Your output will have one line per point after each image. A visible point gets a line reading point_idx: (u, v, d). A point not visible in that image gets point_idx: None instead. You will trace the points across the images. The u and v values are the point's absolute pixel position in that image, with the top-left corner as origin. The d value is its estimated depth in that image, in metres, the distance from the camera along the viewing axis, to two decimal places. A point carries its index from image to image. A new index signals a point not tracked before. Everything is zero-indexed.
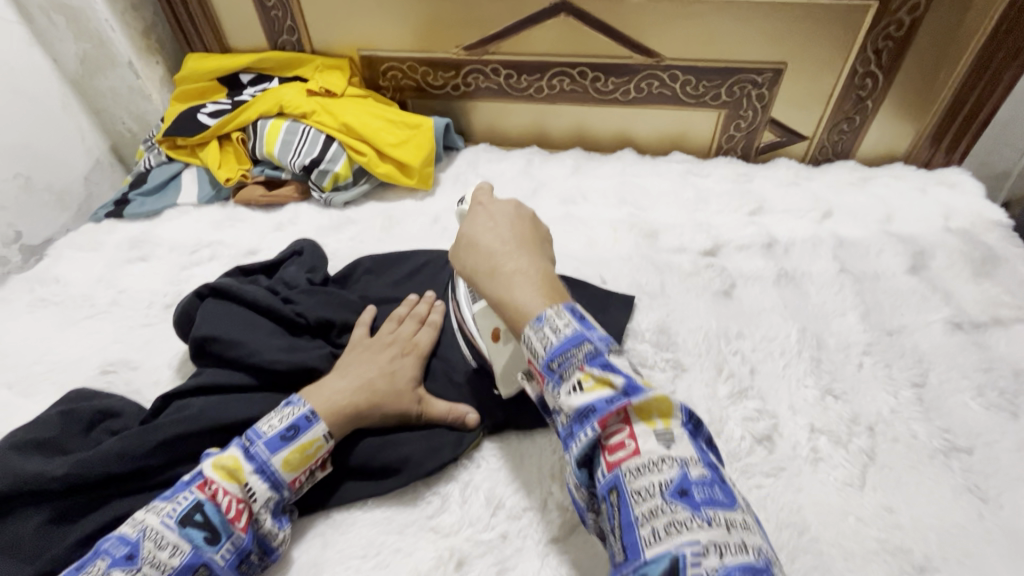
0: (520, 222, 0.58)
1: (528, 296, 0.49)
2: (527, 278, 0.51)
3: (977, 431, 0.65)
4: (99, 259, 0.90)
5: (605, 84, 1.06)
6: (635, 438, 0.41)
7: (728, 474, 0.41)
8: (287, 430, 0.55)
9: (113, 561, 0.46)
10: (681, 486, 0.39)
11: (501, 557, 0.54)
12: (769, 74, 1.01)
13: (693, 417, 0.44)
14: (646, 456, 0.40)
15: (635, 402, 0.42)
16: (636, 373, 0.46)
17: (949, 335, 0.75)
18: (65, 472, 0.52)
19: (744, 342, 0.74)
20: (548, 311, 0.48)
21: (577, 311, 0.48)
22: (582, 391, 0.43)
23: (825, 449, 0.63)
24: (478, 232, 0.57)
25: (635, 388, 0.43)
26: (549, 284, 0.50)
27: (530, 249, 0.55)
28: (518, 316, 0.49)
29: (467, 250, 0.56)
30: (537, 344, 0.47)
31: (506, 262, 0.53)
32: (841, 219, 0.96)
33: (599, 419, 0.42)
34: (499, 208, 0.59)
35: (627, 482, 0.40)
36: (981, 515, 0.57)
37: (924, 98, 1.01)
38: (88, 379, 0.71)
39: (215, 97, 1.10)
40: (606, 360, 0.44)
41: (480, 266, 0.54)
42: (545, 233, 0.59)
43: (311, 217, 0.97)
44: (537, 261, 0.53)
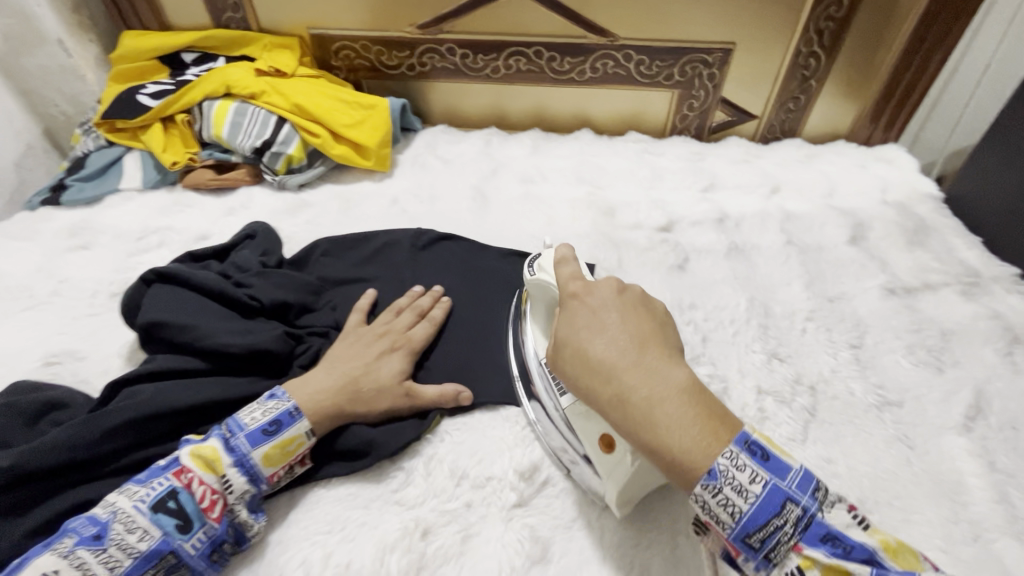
0: (632, 318, 0.50)
1: (636, 401, 0.45)
2: (675, 413, 0.43)
3: (907, 386, 0.70)
4: (36, 249, 0.85)
5: (561, 64, 1.07)
6: (760, 478, 0.40)
7: (858, 504, 0.40)
8: (269, 424, 0.55)
9: (81, 540, 0.46)
10: (814, 527, 0.39)
11: (465, 525, 0.55)
12: (719, 54, 1.03)
13: (940, 573, 0.39)
14: (771, 497, 0.40)
15: (820, 512, 0.39)
16: (868, 531, 0.40)
17: (885, 300, 0.81)
18: (8, 464, 0.51)
19: (697, 312, 0.77)
20: (719, 455, 0.41)
21: (709, 411, 0.44)
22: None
23: (771, 409, 0.66)
24: (565, 311, 0.53)
25: (810, 489, 0.39)
26: (656, 382, 0.45)
27: (656, 351, 0.47)
28: (671, 458, 0.42)
29: (577, 361, 0.49)
30: (659, 459, 0.43)
31: (630, 380, 0.46)
32: (788, 194, 1.00)
33: None
34: (604, 332, 0.49)
35: (758, 520, 0.39)
36: (909, 461, 0.62)
37: (863, 78, 1.06)
38: (28, 372, 0.67)
39: (155, 77, 1.05)
40: (826, 531, 0.39)
41: (619, 414, 0.46)
42: (662, 319, 0.52)
43: (265, 201, 0.94)
44: (666, 369, 0.46)
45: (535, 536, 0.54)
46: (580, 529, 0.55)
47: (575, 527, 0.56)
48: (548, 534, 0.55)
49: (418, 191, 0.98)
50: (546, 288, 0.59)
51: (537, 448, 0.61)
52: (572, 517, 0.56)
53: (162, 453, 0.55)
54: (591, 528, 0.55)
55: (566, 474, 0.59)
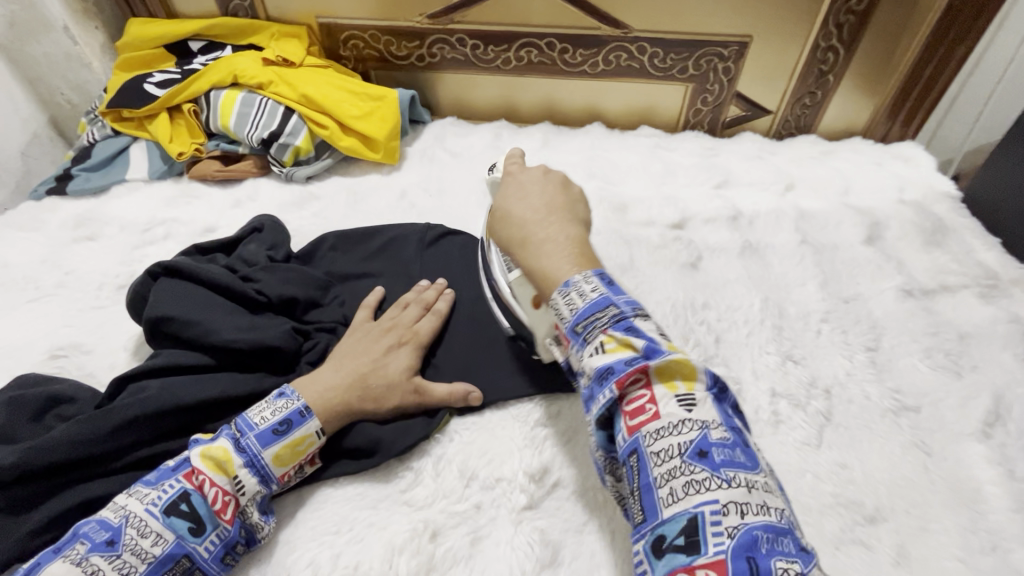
0: (554, 186, 0.63)
1: (534, 240, 0.58)
2: (557, 244, 0.57)
3: (924, 390, 0.68)
4: (41, 239, 0.84)
5: (573, 56, 1.05)
6: (617, 343, 0.47)
7: (707, 380, 0.46)
8: (280, 424, 0.54)
9: (93, 547, 0.45)
10: (653, 384, 0.45)
11: (474, 527, 0.55)
12: (735, 48, 1.01)
13: (717, 380, 0.47)
14: (621, 357, 0.46)
15: (656, 365, 0.45)
16: (663, 337, 0.48)
17: (901, 302, 0.79)
18: (14, 460, 0.50)
19: (710, 312, 0.76)
20: (575, 275, 0.53)
21: (582, 254, 0.56)
22: (604, 353, 0.47)
23: (785, 412, 0.65)
24: (500, 187, 0.65)
25: (656, 351, 0.46)
26: (554, 229, 0.58)
27: (560, 214, 0.60)
28: (545, 276, 0.55)
29: (502, 220, 0.61)
30: (538, 281, 0.56)
31: (535, 229, 0.58)
32: (803, 191, 0.98)
33: (617, 377, 0.45)
34: (529, 175, 0.64)
35: (600, 378, 0.46)
36: (926, 468, 0.61)
37: (881, 74, 1.03)
38: (34, 365, 0.67)
39: (162, 66, 1.04)
40: (629, 324, 0.48)
41: (511, 233, 0.60)
42: (578, 198, 0.64)
43: (272, 193, 0.93)
44: (565, 225, 0.59)
45: (545, 539, 0.53)
46: (590, 533, 0.54)
47: (585, 531, 0.55)
48: (558, 538, 0.54)
49: (427, 184, 0.96)
50: (495, 189, 0.68)
51: (547, 451, 0.59)
52: (581, 521, 0.55)
53: (168, 451, 0.55)
54: (600, 533, 0.54)
55: (576, 478, 0.58)
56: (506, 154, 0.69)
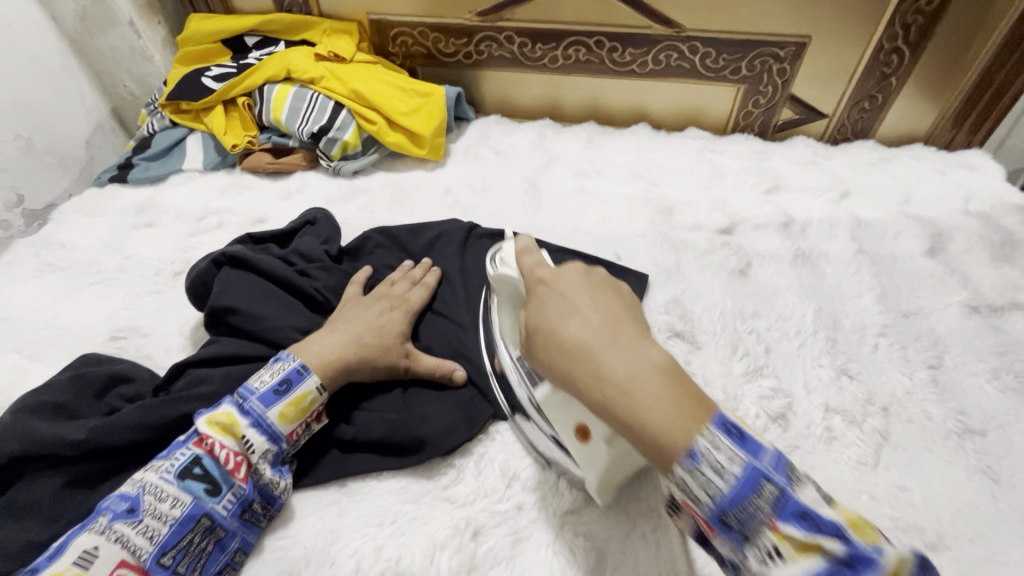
0: (600, 291, 0.48)
1: (614, 381, 0.41)
2: (648, 377, 0.40)
3: (991, 413, 0.65)
4: (104, 225, 0.88)
5: (622, 55, 1.03)
6: (713, 447, 0.37)
7: (808, 460, 0.39)
8: (279, 384, 0.55)
9: (115, 516, 0.46)
10: (759, 487, 0.36)
11: (516, 528, 0.54)
12: (793, 48, 0.98)
13: (813, 455, 0.40)
14: (722, 463, 0.37)
15: (762, 466, 0.36)
16: (755, 421, 0.39)
17: (966, 318, 0.75)
18: (83, 438, 0.52)
19: (759, 321, 0.74)
20: (697, 436, 0.37)
21: (684, 389, 0.40)
22: (782, 561, 0.34)
23: (839, 429, 0.63)
24: (533, 299, 0.49)
25: (757, 446, 0.37)
26: (635, 361, 0.41)
27: (630, 330, 0.44)
28: (647, 438, 0.38)
29: (550, 344, 0.45)
30: (641, 442, 0.39)
31: (607, 360, 0.42)
32: (859, 200, 0.94)
33: (723, 487, 0.36)
34: (567, 280, 0.48)
35: (700, 487, 0.37)
36: (994, 496, 0.58)
37: (949, 78, 0.98)
38: (97, 345, 0.70)
39: (218, 60, 1.07)
40: (723, 418, 0.38)
41: (573, 368, 0.43)
42: (626, 297, 0.49)
43: (320, 186, 0.95)
44: (643, 348, 0.42)
45: (590, 545, 0.53)
46: (633, 543, 0.53)
47: (628, 540, 0.53)
48: (601, 544, 0.53)
49: (470, 181, 0.96)
50: (508, 280, 0.56)
51: None
52: (625, 530, 0.54)
53: None
54: (643, 543, 0.53)
55: (621, 483, 0.57)
56: (518, 249, 0.53)
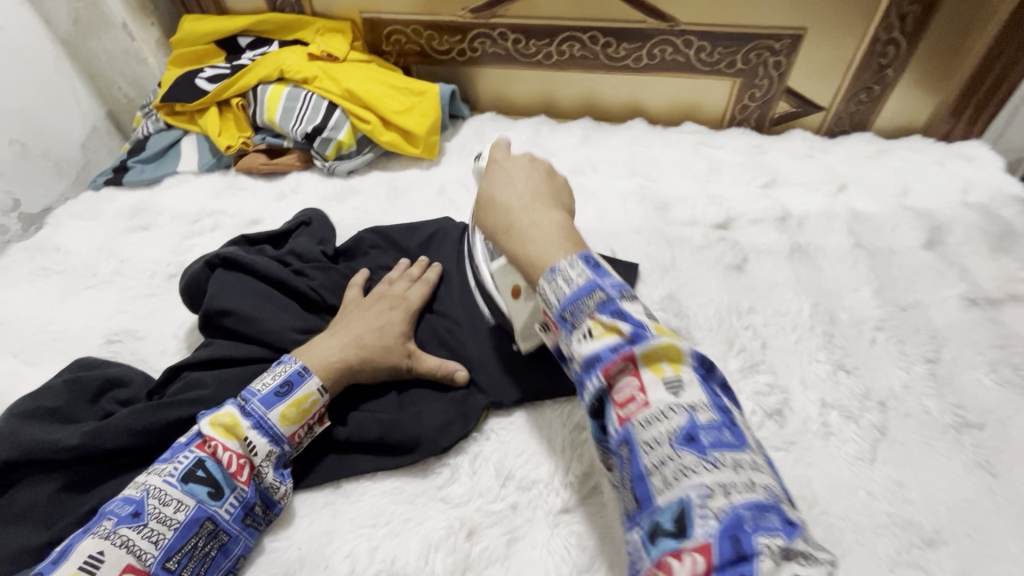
0: (541, 175, 0.60)
1: (517, 226, 0.53)
2: (540, 231, 0.52)
3: (989, 407, 0.64)
4: (99, 228, 0.88)
5: (617, 50, 1.03)
6: (604, 328, 0.43)
7: (695, 361, 0.44)
8: (281, 386, 0.55)
9: (120, 520, 0.46)
10: (640, 371, 0.42)
11: (510, 527, 0.54)
12: (788, 41, 0.97)
13: (703, 359, 0.44)
14: (607, 343, 0.43)
15: (642, 351, 0.42)
16: (651, 318, 0.45)
17: (964, 311, 0.74)
18: (76, 442, 0.52)
19: (756, 316, 0.73)
20: (561, 260, 0.48)
21: (571, 240, 0.51)
22: (668, 419, 0.39)
23: (836, 424, 0.62)
24: (488, 173, 0.61)
25: (642, 335, 0.42)
26: (540, 215, 0.53)
27: (546, 201, 0.55)
28: (525, 263, 0.51)
29: (487, 208, 0.57)
30: (522, 267, 0.52)
31: (519, 215, 0.54)
32: (856, 192, 0.94)
33: (604, 368, 0.42)
34: (515, 162, 0.60)
35: (588, 367, 0.43)
36: (991, 490, 0.57)
37: (947, 68, 0.97)
38: (92, 349, 0.70)
39: (212, 61, 1.07)
40: (616, 307, 0.44)
41: (496, 218, 0.56)
42: (561, 187, 0.60)
43: (314, 186, 0.95)
44: (549, 213, 0.54)
45: (582, 544, 0.52)
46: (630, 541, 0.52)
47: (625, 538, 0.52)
48: (596, 543, 0.53)
49: (465, 180, 0.96)
50: (482, 175, 0.65)
51: (586, 453, 0.58)
52: (622, 528, 0.53)
53: None
54: None
55: None
56: (494, 145, 0.64)
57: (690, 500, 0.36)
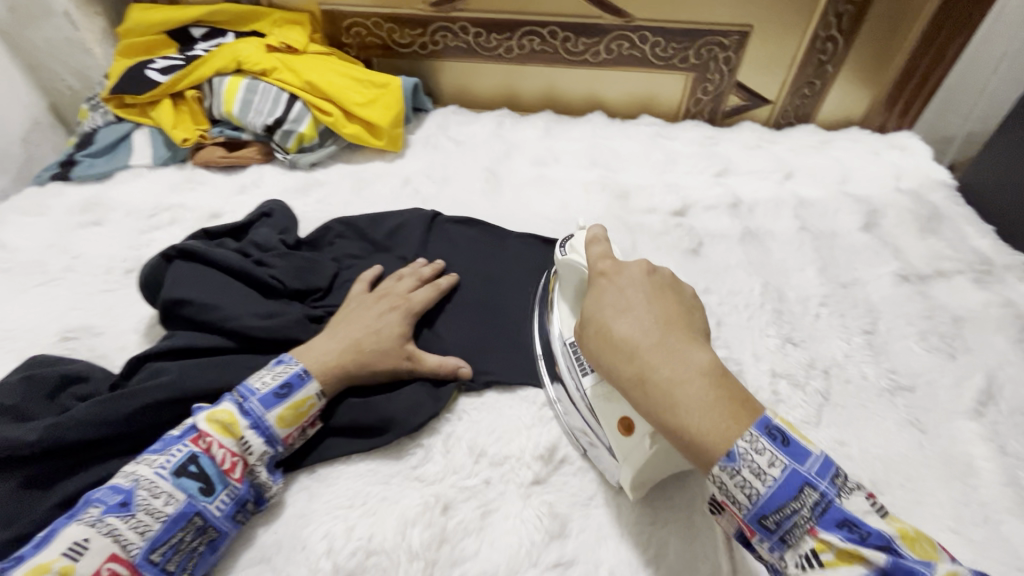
0: (659, 292, 0.51)
1: (659, 382, 0.44)
2: (690, 392, 0.43)
3: (919, 371, 0.70)
4: (47, 224, 0.84)
5: (576, 44, 1.06)
6: (839, 554, 0.38)
7: (836, 465, 0.41)
8: (281, 387, 0.55)
9: (107, 509, 0.46)
10: (838, 515, 0.39)
11: (484, 501, 0.56)
12: (736, 37, 1.02)
13: (838, 458, 0.42)
14: (852, 575, 0.37)
15: (831, 490, 0.40)
16: (794, 428, 0.43)
17: (898, 287, 0.81)
18: (38, 436, 0.51)
19: (711, 296, 0.78)
20: (738, 438, 0.41)
21: (731, 397, 0.43)
22: (825, 568, 0.38)
23: (785, 392, 0.67)
24: (593, 288, 0.53)
25: (815, 468, 0.40)
26: (681, 368, 0.44)
27: (681, 334, 0.47)
28: (689, 443, 0.42)
29: (601, 341, 0.49)
30: (686, 450, 0.42)
31: (653, 360, 0.45)
32: (801, 180, 1.00)
33: (840, 524, 0.38)
34: (630, 275, 0.52)
35: (818, 541, 0.38)
36: (922, 445, 0.63)
37: (879, 65, 1.05)
38: (45, 347, 0.67)
39: (164, 52, 1.03)
40: (777, 435, 0.41)
41: (624, 370, 0.46)
42: (693, 308, 0.51)
43: (276, 179, 0.94)
44: (688, 351, 0.45)
45: (553, 513, 0.55)
46: (597, 506, 0.56)
47: (592, 504, 0.56)
48: (566, 511, 0.55)
49: (431, 171, 0.97)
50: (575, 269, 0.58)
51: (554, 428, 0.61)
52: (589, 495, 0.57)
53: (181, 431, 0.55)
54: (608, 506, 0.56)
55: (583, 452, 0.60)
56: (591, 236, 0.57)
57: None
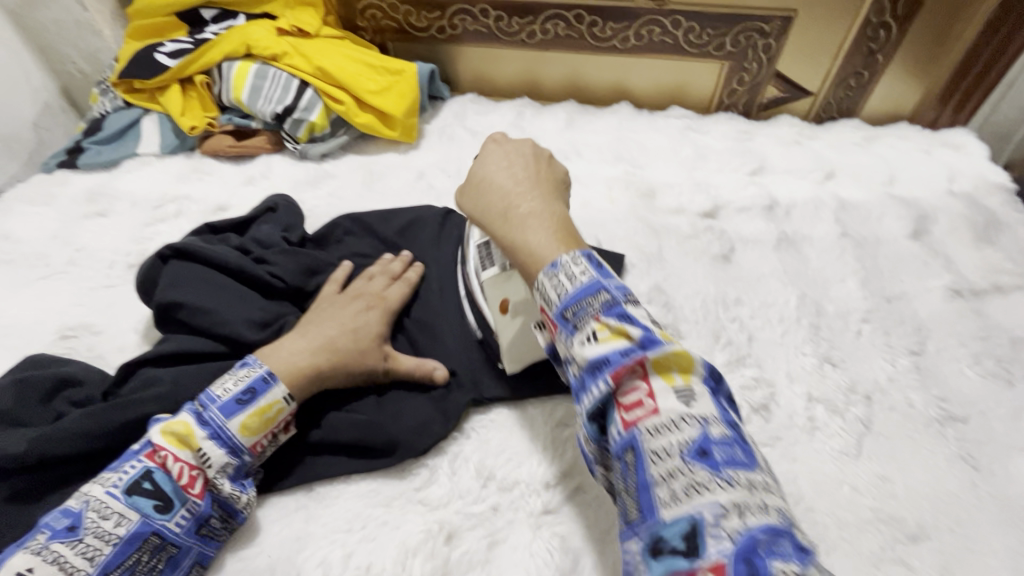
0: (536, 162, 0.56)
1: (515, 215, 0.51)
2: (541, 220, 0.50)
3: (972, 400, 0.64)
4: (52, 214, 0.82)
5: (603, 30, 0.99)
6: (611, 331, 0.41)
7: (706, 374, 0.41)
8: (243, 393, 0.52)
9: (54, 534, 0.43)
10: (651, 379, 0.39)
11: (491, 530, 0.52)
12: (778, 22, 0.94)
13: (713, 372, 0.42)
14: (616, 347, 0.40)
15: (653, 355, 0.39)
16: (657, 326, 0.43)
17: (949, 302, 0.74)
18: (25, 450, 0.49)
19: (742, 308, 0.72)
20: (565, 255, 0.46)
21: (567, 232, 0.49)
22: (597, 343, 0.41)
23: (822, 418, 0.62)
24: (482, 152, 0.58)
25: (653, 341, 0.40)
26: (538, 204, 0.51)
27: (544, 188, 0.54)
28: (532, 259, 0.47)
29: (477, 194, 0.55)
30: (521, 262, 0.49)
31: (518, 202, 0.52)
32: (844, 180, 0.92)
33: (612, 370, 0.39)
34: (516, 145, 0.58)
35: (593, 371, 0.40)
36: (974, 484, 0.57)
37: (936, 54, 0.96)
38: (45, 345, 0.65)
39: (174, 35, 0.99)
40: (622, 311, 0.42)
41: (489, 203, 0.53)
42: (561, 171, 0.58)
43: (285, 171, 0.90)
44: (549, 201, 0.52)
45: (566, 547, 0.51)
46: (613, 544, 0.51)
47: (608, 541, 0.51)
48: (579, 546, 0.51)
49: (445, 165, 0.92)
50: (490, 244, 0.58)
51: (568, 451, 0.57)
52: (605, 530, 0.52)
53: None
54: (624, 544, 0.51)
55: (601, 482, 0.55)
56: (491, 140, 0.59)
57: (704, 520, 0.33)
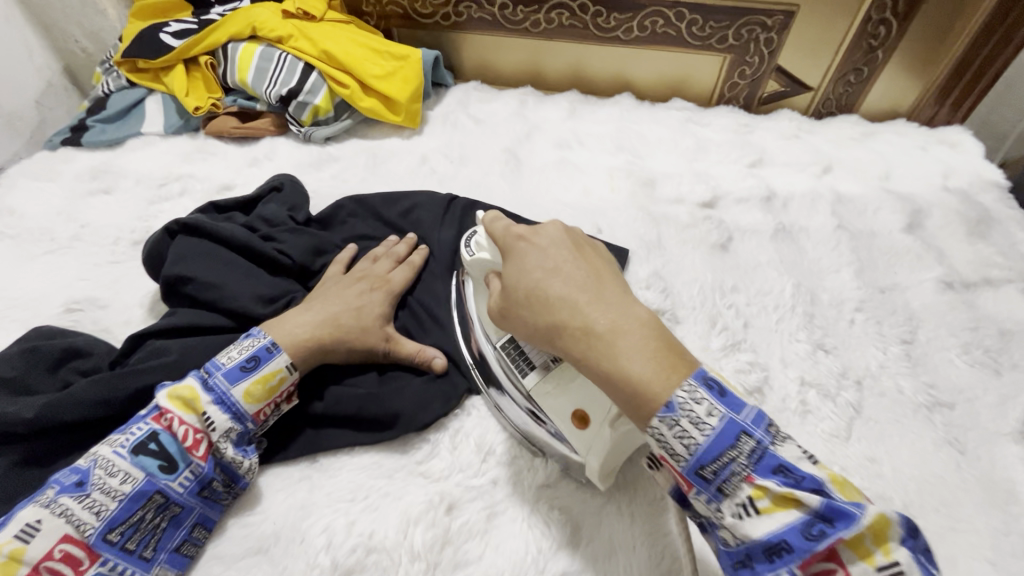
0: (575, 252, 0.50)
1: (596, 331, 0.43)
2: (627, 329, 0.43)
3: (960, 387, 0.66)
4: (56, 190, 0.83)
5: (607, 20, 1.00)
6: (768, 492, 0.37)
7: (901, 526, 0.35)
8: (247, 360, 0.53)
9: (62, 489, 0.44)
10: (838, 552, 0.35)
11: (490, 502, 0.54)
12: (780, 17, 0.95)
13: (908, 523, 0.36)
14: (785, 517, 0.36)
15: (833, 520, 0.35)
16: (818, 463, 0.38)
17: (940, 294, 0.75)
18: (34, 415, 0.49)
19: (739, 295, 0.73)
20: (677, 388, 0.40)
21: (668, 351, 0.42)
22: (760, 512, 0.37)
23: (814, 402, 0.63)
24: (506, 250, 0.51)
25: (829, 499, 0.36)
26: (620, 315, 0.44)
27: (609, 288, 0.47)
28: (634, 388, 0.40)
29: (530, 304, 0.47)
30: (622, 393, 0.41)
31: (594, 313, 0.44)
32: (840, 174, 0.93)
33: (795, 553, 0.35)
34: (547, 235, 0.51)
35: (768, 550, 0.36)
36: (959, 467, 0.59)
37: (933, 52, 0.97)
38: (51, 318, 0.66)
39: (178, 15, 0.99)
40: (774, 461, 0.38)
41: (534, 309, 0.47)
42: (599, 260, 0.51)
43: (289, 152, 0.90)
44: (627, 304, 0.45)
45: (563, 519, 0.52)
46: (608, 516, 0.53)
47: (603, 513, 0.53)
48: (577, 517, 0.53)
49: (448, 150, 0.93)
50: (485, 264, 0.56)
51: None
52: (601, 503, 0.53)
53: None
54: (619, 516, 0.52)
55: None
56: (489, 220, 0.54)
57: None
